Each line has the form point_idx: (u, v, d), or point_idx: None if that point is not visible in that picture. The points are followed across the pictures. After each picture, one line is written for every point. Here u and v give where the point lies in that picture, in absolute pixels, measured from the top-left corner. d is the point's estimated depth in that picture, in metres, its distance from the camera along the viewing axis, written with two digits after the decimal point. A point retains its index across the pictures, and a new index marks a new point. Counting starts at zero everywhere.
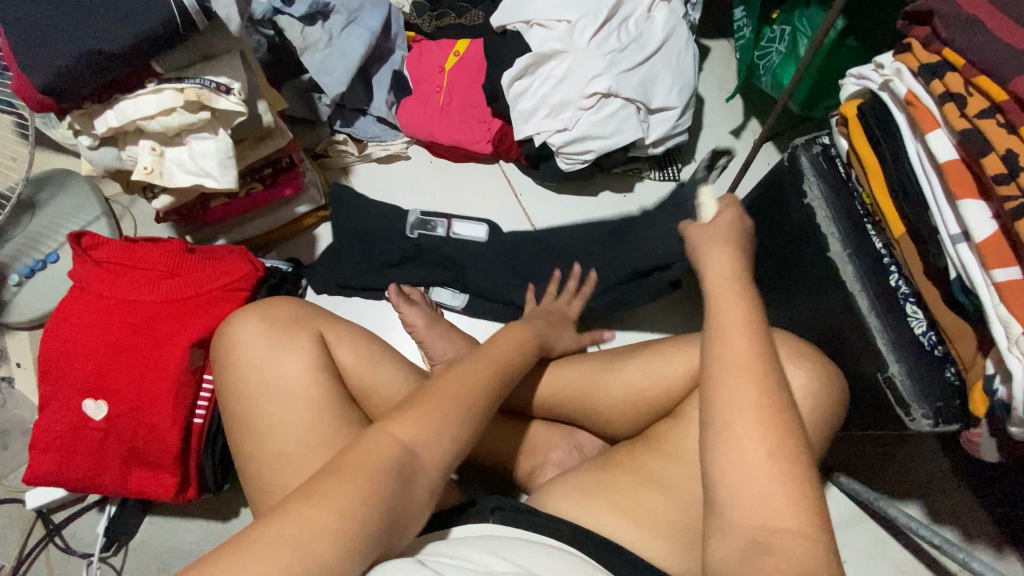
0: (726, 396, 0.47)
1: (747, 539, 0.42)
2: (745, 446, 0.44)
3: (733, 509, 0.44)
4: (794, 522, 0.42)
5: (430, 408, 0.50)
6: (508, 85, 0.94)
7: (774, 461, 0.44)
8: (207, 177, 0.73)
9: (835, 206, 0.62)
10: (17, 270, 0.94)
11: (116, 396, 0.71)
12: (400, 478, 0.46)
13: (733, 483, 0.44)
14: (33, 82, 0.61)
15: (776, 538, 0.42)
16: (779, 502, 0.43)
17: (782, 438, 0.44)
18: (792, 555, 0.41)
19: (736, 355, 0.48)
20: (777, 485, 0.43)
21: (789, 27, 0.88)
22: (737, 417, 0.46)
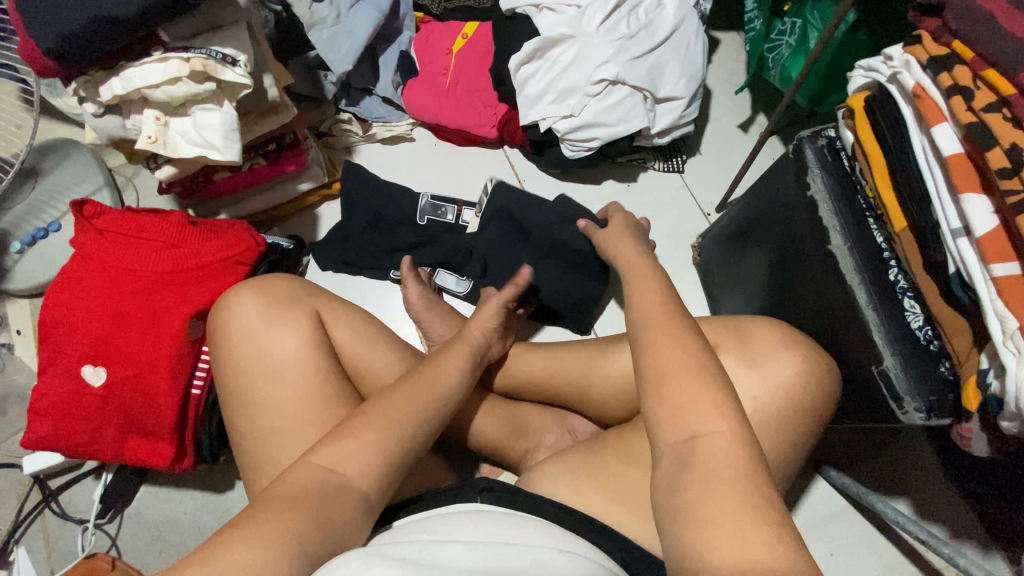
0: (652, 351, 0.55)
1: (678, 455, 0.49)
2: (674, 383, 0.52)
3: (665, 428, 0.51)
4: (722, 435, 0.49)
5: (372, 424, 0.56)
6: (515, 68, 0.94)
7: (699, 390, 0.51)
8: (210, 148, 0.72)
9: (838, 199, 0.62)
10: (19, 237, 0.94)
11: (115, 364, 0.71)
12: (335, 485, 0.52)
13: (664, 410, 0.51)
14: (39, 45, 0.61)
15: (704, 450, 0.48)
16: (701, 421, 0.50)
17: (701, 375, 0.52)
18: (720, 471, 0.47)
19: (658, 324, 0.58)
20: (705, 405, 0.50)
21: (800, 20, 0.86)
22: (663, 360, 0.54)
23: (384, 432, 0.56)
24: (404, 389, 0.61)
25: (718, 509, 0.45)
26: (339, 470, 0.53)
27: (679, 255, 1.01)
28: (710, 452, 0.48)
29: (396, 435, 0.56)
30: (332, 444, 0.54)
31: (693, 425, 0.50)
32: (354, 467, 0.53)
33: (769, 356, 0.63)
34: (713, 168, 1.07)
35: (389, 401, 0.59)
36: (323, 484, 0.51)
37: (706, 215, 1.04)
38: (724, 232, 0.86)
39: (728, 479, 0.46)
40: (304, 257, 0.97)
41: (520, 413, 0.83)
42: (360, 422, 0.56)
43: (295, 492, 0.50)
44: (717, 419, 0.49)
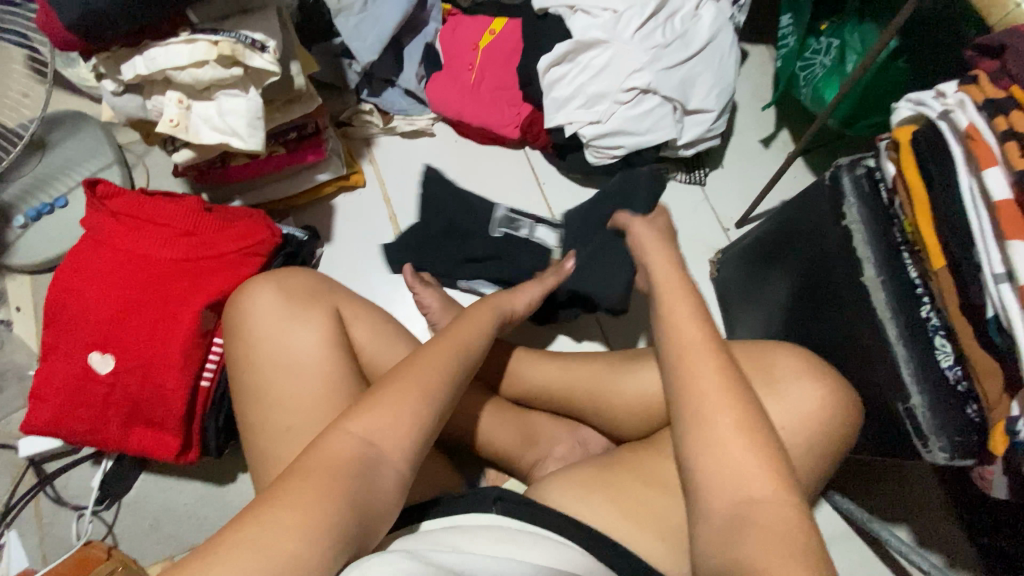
0: (691, 396, 0.52)
1: (727, 516, 0.48)
2: (713, 419, 0.51)
3: (715, 493, 0.49)
4: (773, 496, 0.47)
5: (400, 394, 0.52)
6: (544, 70, 0.92)
7: (746, 441, 0.49)
8: (233, 136, 0.70)
9: (873, 230, 0.61)
10: (23, 211, 0.91)
11: (123, 351, 0.69)
12: (373, 459, 0.49)
13: (710, 471, 0.50)
14: (61, 18, 0.58)
15: (754, 510, 0.47)
16: (753, 484, 0.48)
17: (750, 424, 0.50)
18: (773, 530, 0.45)
19: (691, 350, 0.54)
20: (753, 461, 0.49)
21: (837, 41, 0.86)
22: (706, 408, 0.51)
23: (415, 400, 0.52)
24: (427, 354, 0.57)
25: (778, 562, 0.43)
26: (376, 443, 0.49)
27: (696, 268, 1.01)
28: (764, 512, 0.46)
29: (430, 402, 0.53)
30: (360, 414, 0.50)
31: (745, 484, 0.48)
32: (388, 443, 0.50)
33: (796, 382, 0.62)
34: (734, 184, 1.06)
35: (411, 369, 0.55)
36: (358, 459, 0.48)
37: (725, 230, 1.03)
38: (749, 251, 0.85)
39: (783, 535, 0.45)
40: (317, 250, 0.95)
41: (531, 422, 0.83)
42: (386, 389, 0.52)
43: (330, 465, 0.47)
44: (767, 476, 0.48)
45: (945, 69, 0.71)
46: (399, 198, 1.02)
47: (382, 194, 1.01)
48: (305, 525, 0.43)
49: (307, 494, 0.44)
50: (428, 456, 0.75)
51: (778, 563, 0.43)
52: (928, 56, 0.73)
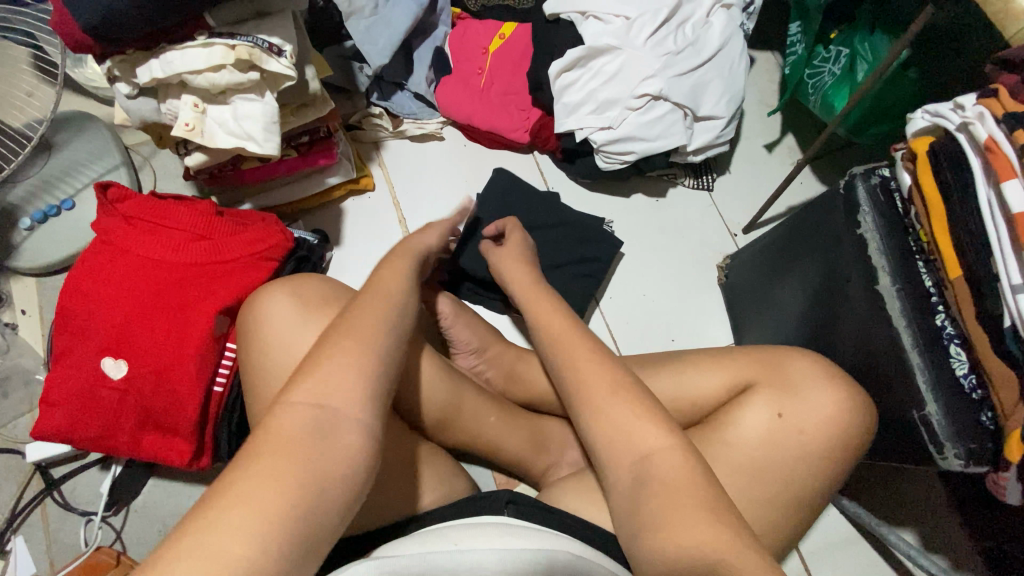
0: (574, 371, 0.56)
1: (631, 479, 0.50)
2: (594, 391, 0.54)
3: (614, 458, 0.51)
4: (659, 448, 0.50)
5: (339, 349, 0.49)
6: (554, 75, 0.92)
7: (622, 404, 0.53)
8: (248, 140, 0.70)
9: (888, 239, 0.63)
10: (28, 214, 0.89)
11: (135, 356, 0.68)
12: (328, 421, 0.45)
13: (602, 437, 0.52)
14: (78, 21, 0.58)
15: (652, 467, 0.49)
16: (639, 442, 0.51)
17: (613, 387, 0.54)
18: (665, 481, 0.48)
19: (557, 332, 0.61)
20: (632, 419, 0.52)
21: (847, 49, 0.86)
22: (584, 379, 0.55)
23: (356, 353, 0.49)
24: (367, 305, 0.54)
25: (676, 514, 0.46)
26: (328, 403, 0.46)
27: (703, 273, 1.01)
28: (661, 470, 0.49)
29: (372, 355, 0.50)
30: (304, 378, 0.47)
31: (637, 446, 0.51)
32: (337, 402, 0.46)
33: (812, 390, 0.63)
34: (741, 189, 1.07)
35: (350, 321, 0.52)
36: (310, 427, 0.45)
37: (732, 235, 1.04)
38: (760, 256, 0.86)
39: (677, 489, 0.47)
40: (327, 253, 0.94)
41: (542, 427, 0.83)
42: (327, 346, 0.49)
43: (279, 441, 0.44)
44: (655, 432, 0.51)
45: (957, 83, 0.72)
46: (408, 201, 1.02)
47: (391, 197, 1.01)
48: (267, 513, 0.40)
49: (263, 468, 0.42)
50: (441, 461, 0.75)
51: (680, 522, 0.46)
52: (938, 67, 0.74)
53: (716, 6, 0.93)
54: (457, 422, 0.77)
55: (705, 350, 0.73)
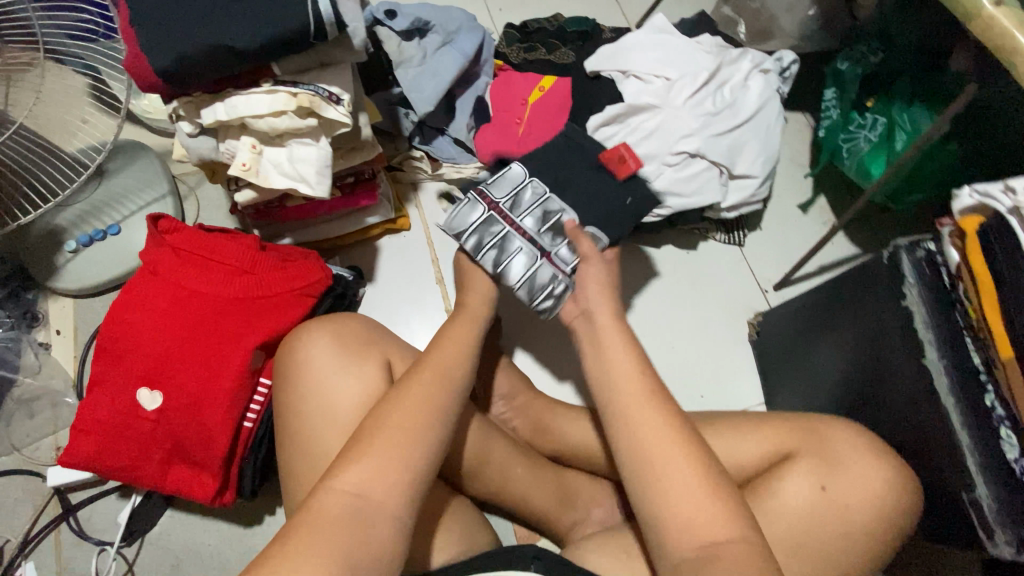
0: (626, 420, 0.54)
1: (695, 552, 0.47)
2: (659, 463, 0.51)
3: (675, 536, 0.48)
4: (724, 528, 0.48)
5: (378, 440, 0.53)
6: (594, 128, 0.94)
7: (688, 469, 0.50)
8: (301, 182, 0.72)
9: (933, 313, 0.62)
10: (75, 237, 0.91)
11: (171, 389, 0.68)
12: (364, 511, 0.49)
13: (662, 507, 0.49)
14: (155, 64, 0.62)
15: (718, 548, 0.47)
16: (707, 518, 0.48)
17: (686, 452, 0.51)
18: (735, 559, 0.46)
19: (612, 373, 0.57)
20: (700, 490, 0.49)
21: (884, 118, 0.88)
22: (641, 430, 0.53)
23: (400, 443, 0.53)
24: (412, 390, 0.58)
25: None
26: (365, 493, 0.50)
27: (735, 330, 1.00)
28: (729, 557, 0.46)
29: (415, 445, 0.54)
30: (346, 467, 0.51)
31: (707, 532, 0.48)
32: (380, 487, 0.51)
33: (854, 460, 0.62)
34: (772, 245, 1.07)
35: (397, 411, 0.55)
36: (351, 510, 0.49)
37: (763, 291, 1.04)
38: (798, 317, 0.85)
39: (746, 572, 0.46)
40: (361, 289, 0.95)
41: (568, 483, 0.80)
42: (377, 434, 0.53)
43: (322, 519, 0.48)
44: (726, 522, 0.48)
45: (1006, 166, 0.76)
46: (442, 241, 1.03)
47: (426, 236, 1.03)
48: None
49: (307, 554, 0.45)
50: (466, 512, 0.73)
51: None
52: (983, 145, 0.77)
53: (755, 70, 0.95)
54: (485, 471, 0.75)
55: (741, 412, 0.72)
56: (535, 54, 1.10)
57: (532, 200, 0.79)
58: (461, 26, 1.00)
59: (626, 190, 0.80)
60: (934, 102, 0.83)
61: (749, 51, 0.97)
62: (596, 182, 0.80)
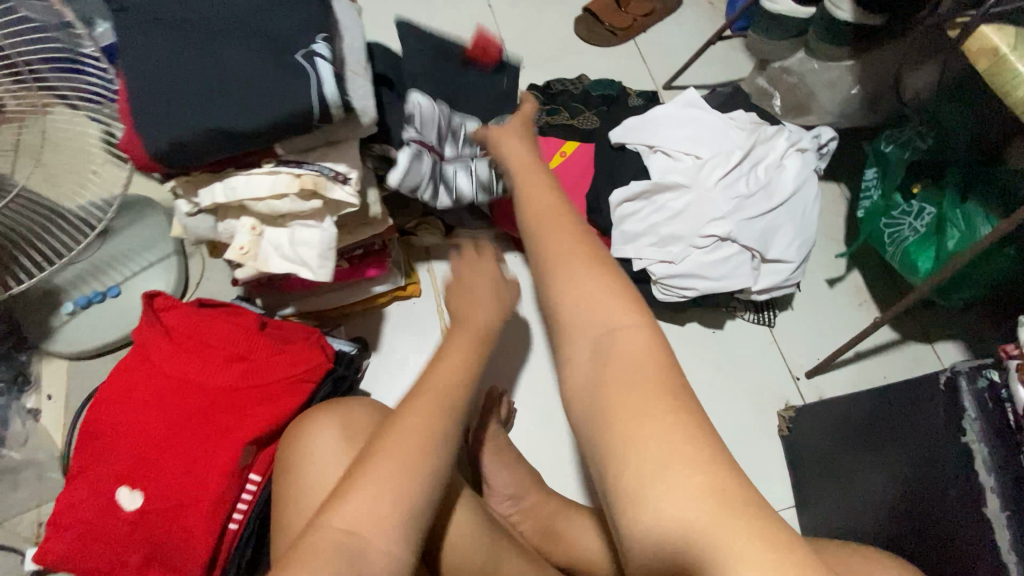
0: (536, 231, 0.49)
1: (590, 347, 0.43)
2: (572, 265, 0.46)
3: (579, 326, 0.44)
4: (624, 316, 0.43)
5: (376, 469, 0.47)
6: (616, 203, 0.89)
7: (597, 278, 0.45)
8: (302, 266, 0.67)
9: (998, 454, 0.56)
10: (72, 298, 0.88)
11: (156, 488, 0.64)
12: (355, 552, 0.44)
13: (569, 305, 0.45)
14: (148, 147, 0.58)
15: (613, 336, 0.43)
16: (608, 313, 0.44)
17: (591, 265, 0.46)
18: (628, 349, 0.42)
19: (534, 199, 0.53)
20: (611, 303, 0.44)
21: (931, 208, 0.81)
22: (557, 238, 0.48)
23: (402, 469, 0.47)
24: (414, 411, 0.50)
25: (666, 418, 0.39)
26: (358, 537, 0.45)
27: (762, 421, 0.93)
28: (626, 350, 0.42)
29: (416, 472, 0.48)
30: (341, 501, 0.46)
31: (606, 324, 0.43)
32: (373, 526, 0.45)
33: None
34: (804, 328, 1.00)
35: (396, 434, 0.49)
36: (342, 549, 0.44)
37: (794, 378, 0.97)
38: (837, 425, 0.80)
39: (637, 397, 0.40)
40: (365, 362, 0.90)
41: None
42: (368, 466, 0.47)
43: (307, 563, 0.43)
44: (626, 314, 0.44)
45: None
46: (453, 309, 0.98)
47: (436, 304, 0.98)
48: None
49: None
50: None
51: None
52: None
53: (791, 149, 0.90)
54: None
55: None
56: (557, 117, 1.05)
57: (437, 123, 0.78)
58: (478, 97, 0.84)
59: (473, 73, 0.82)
60: (995, 205, 0.76)
61: (785, 127, 0.92)
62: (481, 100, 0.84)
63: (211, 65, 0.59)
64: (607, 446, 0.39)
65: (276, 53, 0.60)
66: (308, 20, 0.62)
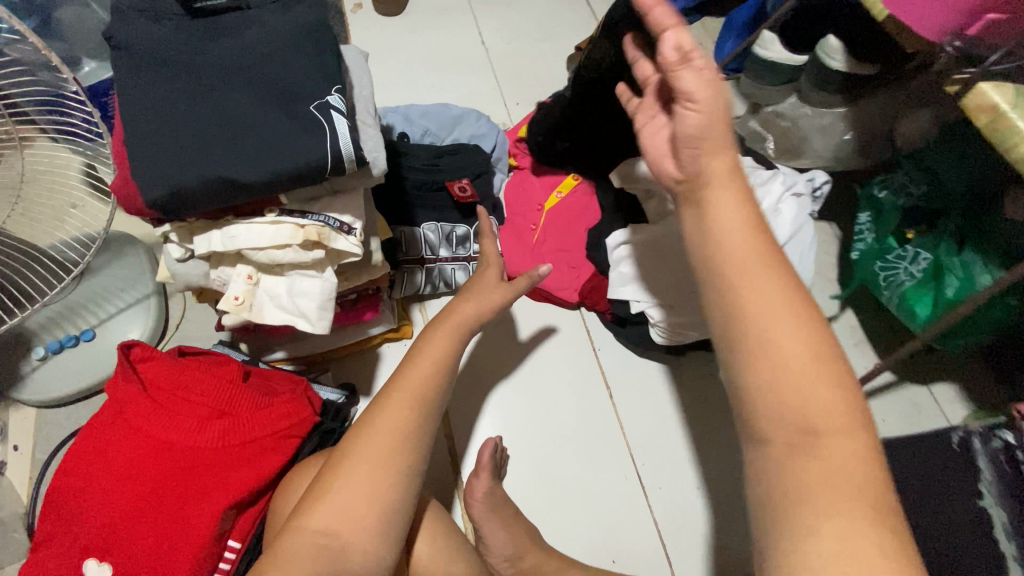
0: (738, 269, 0.43)
1: (795, 428, 0.40)
2: (773, 325, 0.41)
3: (777, 395, 0.40)
4: (842, 413, 0.39)
5: (345, 469, 0.59)
6: (613, 244, 0.89)
7: (816, 350, 0.41)
8: (299, 317, 0.64)
9: None
10: (45, 342, 0.83)
11: (126, 561, 0.59)
12: (331, 552, 0.55)
13: (774, 370, 0.40)
14: (143, 194, 0.55)
15: (824, 432, 0.39)
16: (820, 405, 0.39)
17: (805, 322, 0.41)
18: (843, 452, 0.39)
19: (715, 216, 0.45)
20: (826, 386, 0.40)
21: (930, 256, 0.81)
22: (757, 283, 0.42)
23: (375, 474, 0.58)
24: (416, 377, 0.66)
25: (862, 546, 0.36)
26: (332, 540, 0.55)
27: None
28: (836, 443, 0.39)
29: (401, 453, 0.60)
30: (315, 509, 0.57)
31: (811, 415, 0.39)
32: (349, 528, 0.56)
33: None
34: None
35: (366, 451, 0.59)
36: (320, 552, 0.55)
37: None
38: None
39: (835, 496, 0.38)
40: (354, 409, 0.87)
41: None
42: (346, 467, 0.59)
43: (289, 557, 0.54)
44: (834, 391, 0.40)
45: None
46: None
47: None
48: None
49: None
50: None
51: None
52: None
53: (787, 194, 0.89)
54: None
55: None
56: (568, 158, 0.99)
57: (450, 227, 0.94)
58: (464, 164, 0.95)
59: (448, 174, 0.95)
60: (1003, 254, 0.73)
61: (779, 171, 0.92)
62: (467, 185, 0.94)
63: (210, 109, 0.57)
64: (798, 549, 0.37)
65: (286, 101, 0.58)
66: (319, 67, 0.60)
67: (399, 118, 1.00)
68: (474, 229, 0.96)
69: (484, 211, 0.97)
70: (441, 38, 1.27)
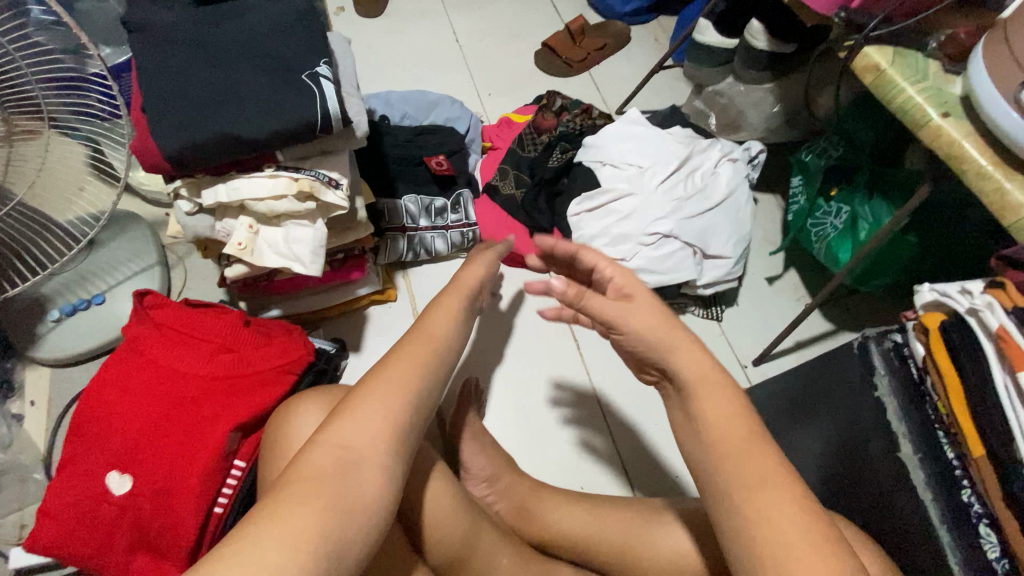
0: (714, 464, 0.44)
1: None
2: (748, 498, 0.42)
3: None
4: None
5: (369, 386, 0.54)
6: (574, 213, 1.01)
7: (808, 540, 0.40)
8: (294, 261, 0.73)
9: (907, 406, 0.66)
10: (58, 305, 0.91)
11: (144, 473, 0.66)
12: (354, 458, 0.49)
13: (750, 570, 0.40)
14: (160, 149, 0.64)
15: None
16: None
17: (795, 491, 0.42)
18: None
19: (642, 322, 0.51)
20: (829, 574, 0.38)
21: (848, 208, 0.92)
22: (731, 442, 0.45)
23: (398, 390, 0.54)
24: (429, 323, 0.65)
25: None
26: (353, 446, 0.49)
27: None
28: None
29: (421, 377, 0.57)
30: (340, 417, 0.51)
31: None
32: (370, 439, 0.50)
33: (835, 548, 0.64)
34: (751, 321, 1.10)
35: (388, 371, 0.56)
36: (341, 460, 0.48)
37: (743, 366, 1.06)
38: (780, 399, 0.88)
39: None
40: (344, 361, 0.95)
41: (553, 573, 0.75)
42: (363, 389, 0.54)
43: (312, 470, 0.47)
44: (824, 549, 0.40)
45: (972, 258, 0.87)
46: None
47: (412, 307, 1.04)
48: (298, 543, 0.42)
49: (290, 511, 0.44)
50: None
51: None
52: (959, 237, 0.85)
53: (723, 159, 1.02)
54: (471, 562, 0.71)
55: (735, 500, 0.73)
56: (541, 140, 1.09)
57: (430, 200, 1.04)
58: (440, 143, 1.06)
59: (427, 151, 1.05)
60: (898, 199, 0.87)
61: (718, 141, 1.04)
62: (444, 161, 1.05)
63: (216, 78, 0.66)
64: None
65: (281, 71, 0.68)
66: (309, 43, 0.70)
67: (381, 103, 1.11)
68: (451, 200, 1.05)
69: (460, 183, 1.07)
70: (419, 37, 1.38)
